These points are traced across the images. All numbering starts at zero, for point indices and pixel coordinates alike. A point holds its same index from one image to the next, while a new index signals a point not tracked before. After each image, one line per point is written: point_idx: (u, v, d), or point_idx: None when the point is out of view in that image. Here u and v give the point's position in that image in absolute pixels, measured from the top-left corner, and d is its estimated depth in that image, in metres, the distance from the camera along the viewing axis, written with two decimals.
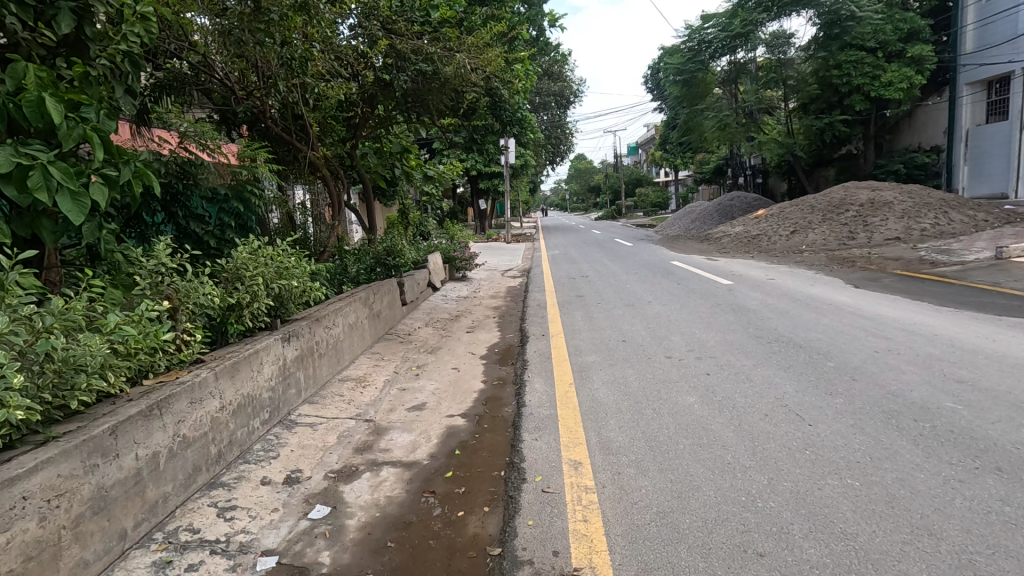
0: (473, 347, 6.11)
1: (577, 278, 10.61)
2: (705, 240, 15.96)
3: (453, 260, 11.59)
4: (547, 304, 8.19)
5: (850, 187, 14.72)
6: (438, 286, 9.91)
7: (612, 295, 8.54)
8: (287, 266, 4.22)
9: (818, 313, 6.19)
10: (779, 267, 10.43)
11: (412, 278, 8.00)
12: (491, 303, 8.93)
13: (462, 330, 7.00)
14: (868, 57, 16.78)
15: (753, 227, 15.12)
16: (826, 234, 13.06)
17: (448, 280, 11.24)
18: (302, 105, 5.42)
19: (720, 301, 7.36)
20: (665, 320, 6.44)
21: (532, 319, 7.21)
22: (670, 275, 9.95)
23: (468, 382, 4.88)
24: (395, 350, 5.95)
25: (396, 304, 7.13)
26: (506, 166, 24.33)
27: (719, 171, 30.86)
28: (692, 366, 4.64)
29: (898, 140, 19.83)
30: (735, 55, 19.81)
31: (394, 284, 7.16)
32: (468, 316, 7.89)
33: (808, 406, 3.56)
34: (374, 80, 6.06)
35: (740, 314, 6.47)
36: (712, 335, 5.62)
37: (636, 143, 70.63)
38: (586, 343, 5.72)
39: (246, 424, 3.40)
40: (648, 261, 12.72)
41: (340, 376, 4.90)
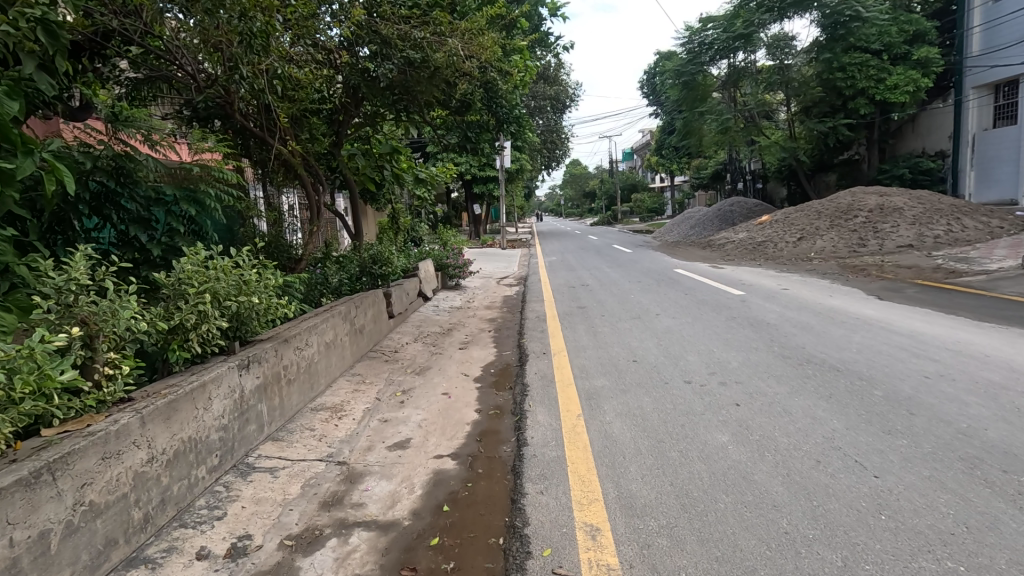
0: (466, 367, 5.49)
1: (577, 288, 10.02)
2: (707, 247, 15.42)
3: (445, 267, 10.96)
4: (546, 316, 7.59)
5: (857, 192, 14.23)
6: (429, 296, 9.29)
7: (616, 305, 7.94)
8: (249, 279, 3.60)
9: (846, 329, 5.60)
10: (790, 276, 9.89)
11: (400, 288, 7.39)
12: (485, 315, 8.30)
13: (455, 346, 6.38)
14: (872, 59, 16.36)
15: (758, 233, 14.59)
16: (835, 241, 12.54)
17: (440, 289, 10.64)
18: (271, 97, 4.77)
19: (734, 313, 6.77)
20: (678, 336, 5.84)
21: (531, 334, 6.60)
22: (676, 285, 9.35)
23: (459, 411, 4.26)
24: (378, 370, 5.31)
25: (382, 318, 6.51)
26: (501, 170, 23.80)
27: (717, 176, 30.43)
28: (718, 394, 4.04)
29: (902, 145, 19.39)
30: (735, 58, 19.43)
31: (381, 295, 6.56)
32: (461, 330, 7.26)
33: (867, 450, 2.98)
34: (356, 70, 5.31)
35: (760, 329, 5.89)
36: (734, 354, 5.02)
37: (631, 148, 70.36)
38: (593, 363, 5.11)
39: (187, 476, 2.78)
40: (650, 269, 12.17)
41: (312, 404, 4.27)
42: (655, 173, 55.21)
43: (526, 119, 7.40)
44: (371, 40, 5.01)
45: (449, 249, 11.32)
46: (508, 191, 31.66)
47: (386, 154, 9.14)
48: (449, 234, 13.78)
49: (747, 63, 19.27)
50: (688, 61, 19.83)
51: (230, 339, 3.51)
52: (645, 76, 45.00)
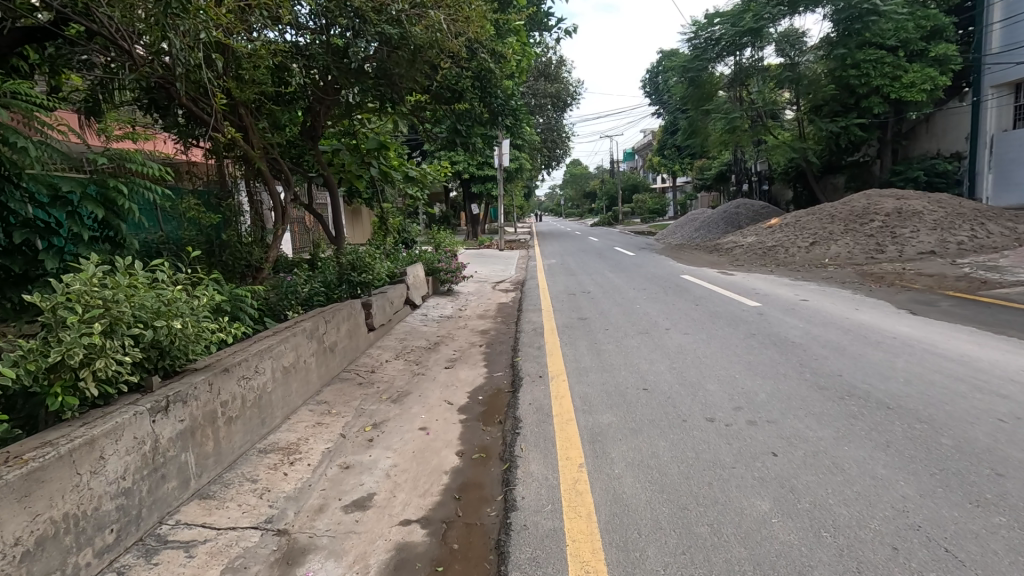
0: (452, 392, 4.79)
1: (577, 296, 9.32)
2: (714, 251, 14.73)
3: (437, 272, 10.26)
4: (543, 328, 6.89)
5: (872, 195, 13.55)
6: (418, 303, 8.60)
7: (620, 317, 7.24)
8: (171, 298, 2.89)
9: (886, 351, 4.90)
10: (807, 284, 9.19)
11: (383, 296, 6.71)
12: (478, 326, 7.60)
13: (441, 364, 5.69)
14: (888, 56, 15.66)
15: (767, 237, 13.89)
16: (850, 246, 11.85)
17: (431, 295, 9.94)
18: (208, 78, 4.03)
19: (753, 329, 6.08)
20: (692, 357, 5.15)
21: (526, 351, 5.89)
22: (685, 293, 8.67)
23: (438, 453, 3.56)
24: (349, 396, 4.61)
25: (360, 332, 5.83)
26: (499, 169, 23.10)
27: (721, 177, 29.75)
28: (750, 439, 3.34)
29: (915, 146, 18.70)
30: (742, 55, 18.75)
31: (359, 307, 5.87)
32: (450, 344, 6.56)
33: (959, 535, 2.28)
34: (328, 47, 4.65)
35: (785, 350, 5.19)
36: (760, 382, 4.32)
37: (633, 148, 69.75)
38: (596, 392, 4.41)
39: (58, 567, 2.09)
40: (655, 274, 11.51)
41: (262, 444, 3.58)
42: (657, 174, 54.51)
43: (524, 111, 6.71)
44: (341, 13, 4.33)
45: (442, 252, 10.63)
46: (507, 190, 31.03)
47: (372, 149, 8.49)
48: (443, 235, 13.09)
49: (756, 59, 18.56)
50: (693, 57, 19.17)
51: (148, 374, 2.83)
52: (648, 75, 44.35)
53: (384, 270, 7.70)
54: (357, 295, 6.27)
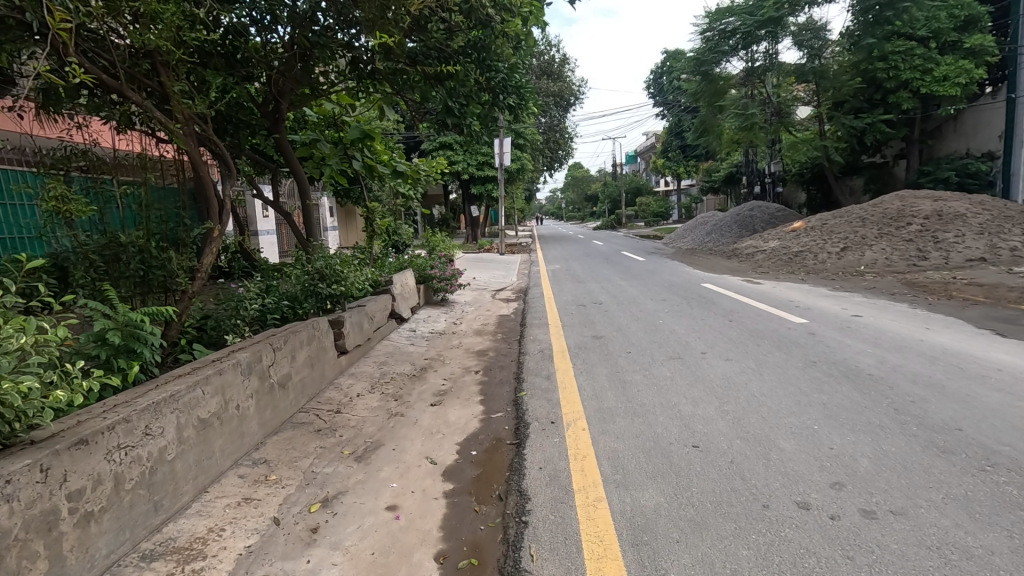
0: (435, 445, 3.63)
1: (589, 308, 8.18)
2: (733, 256, 13.59)
3: (429, 279, 9.10)
4: (552, 351, 5.75)
5: (906, 197, 12.45)
6: (405, 317, 7.47)
7: (642, 335, 6.14)
8: None
9: (1004, 392, 3.74)
10: (852, 296, 8.05)
11: (360, 311, 5.61)
12: (474, 345, 6.45)
13: (426, 400, 4.54)
14: (918, 47, 14.53)
15: (792, 242, 12.74)
16: (887, 252, 10.71)
17: (422, 306, 8.80)
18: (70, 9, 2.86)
19: (812, 354, 4.95)
20: (745, 395, 4.03)
21: (533, 383, 4.74)
22: (712, 306, 7.55)
23: (408, 559, 2.42)
24: (300, 450, 3.48)
25: (326, 356, 4.72)
26: (500, 169, 22.04)
27: (731, 179, 28.66)
28: (879, 549, 2.21)
29: (941, 146, 17.55)
30: (758, 48, 17.72)
31: (326, 325, 4.77)
32: (440, 370, 5.41)
33: None
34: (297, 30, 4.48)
35: (865, 387, 4.05)
36: (853, 438, 3.19)
37: (634, 151, 68.76)
38: (631, 451, 3.27)
39: None
40: (672, 282, 10.41)
41: (152, 543, 2.45)
42: (661, 176, 53.46)
43: (528, 91, 5.59)
44: None
45: (435, 257, 9.47)
46: (508, 191, 30.07)
47: (351, 137, 7.36)
48: (437, 238, 11.92)
49: (775, 52, 17.45)
50: (707, 50, 18.26)
51: None
52: (653, 75, 43.37)
53: (363, 278, 6.56)
54: (326, 312, 5.14)
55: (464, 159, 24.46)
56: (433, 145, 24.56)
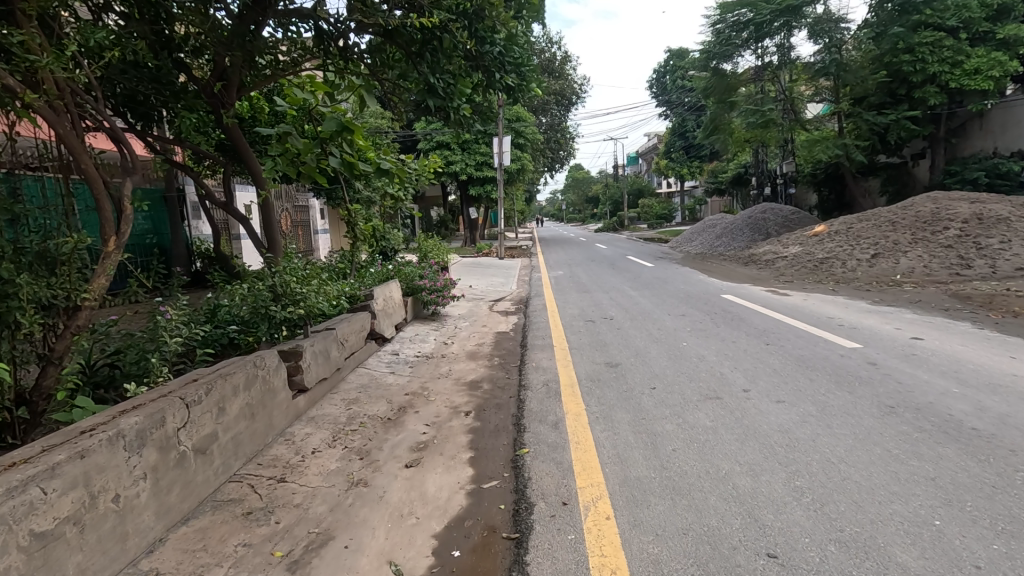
0: (403, 540, 2.64)
1: (599, 325, 7.20)
2: (750, 262, 12.62)
3: (418, 291, 8.10)
4: (560, 384, 4.76)
5: (939, 199, 11.49)
6: (387, 337, 6.49)
7: (666, 364, 5.16)
8: None
9: None
10: (899, 312, 7.06)
11: (325, 338, 4.64)
12: (466, 373, 5.46)
13: (399, 458, 3.55)
14: (947, 38, 13.57)
15: (815, 247, 11.77)
16: (925, 259, 9.71)
17: (410, 322, 7.81)
18: None
19: (886, 396, 3.96)
20: (820, 463, 3.03)
21: (537, 435, 3.75)
22: (742, 326, 6.56)
23: None
24: (212, 553, 2.48)
25: (275, 401, 3.74)
26: (500, 169, 21.05)
27: (739, 180, 27.78)
28: None
29: (965, 145, 16.53)
30: (773, 41, 16.69)
31: (276, 361, 3.79)
32: (421, 411, 4.41)
33: None
34: None
35: (980, 452, 3.04)
36: (1004, 551, 2.20)
37: (636, 151, 67.86)
38: (680, 565, 2.28)
39: None
40: (688, 293, 9.43)
41: None
42: (663, 177, 52.53)
43: (535, 71, 4.67)
44: None
45: (425, 266, 8.49)
46: (508, 193, 29.17)
47: (326, 129, 6.43)
48: (430, 244, 10.95)
49: (790, 46, 16.50)
50: (717, 43, 17.28)
51: None
52: (656, 74, 42.51)
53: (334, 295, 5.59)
54: (279, 343, 4.16)
55: (461, 160, 23.62)
56: (430, 145, 23.71)
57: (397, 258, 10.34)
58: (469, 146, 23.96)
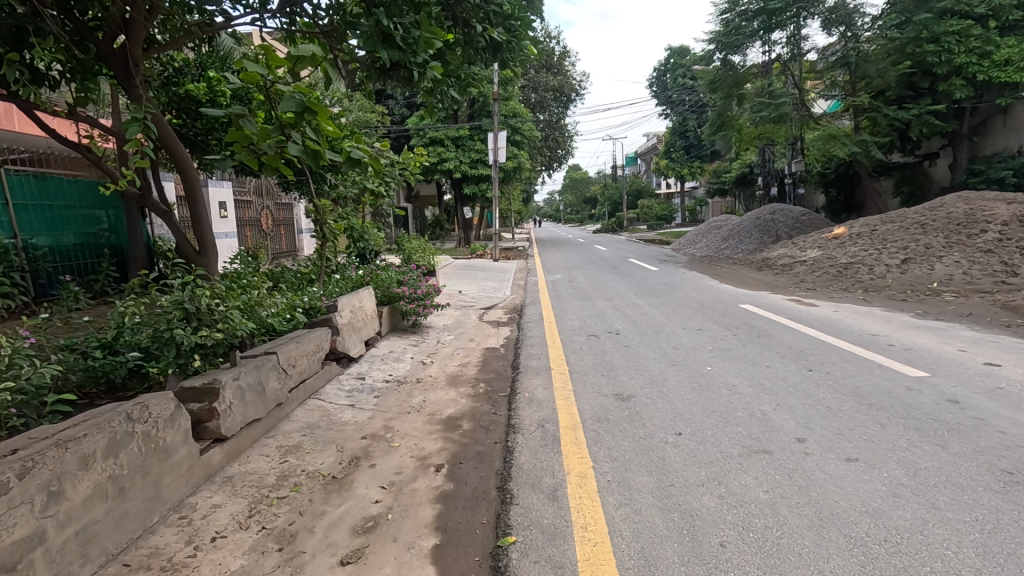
0: None
1: (603, 342, 6.20)
2: (764, 267, 11.65)
3: (395, 300, 7.04)
4: (559, 428, 3.75)
5: (972, 199, 10.53)
6: (353, 356, 5.47)
7: (691, 398, 4.15)
8: None
9: None
10: (952, 327, 6.07)
11: (257, 369, 3.60)
12: (443, 406, 4.44)
13: (335, 549, 2.53)
14: (975, 27, 12.68)
15: (836, 250, 10.80)
16: (964, 266, 8.72)
17: (385, 334, 6.80)
18: None
19: (997, 456, 2.96)
20: None
21: (529, 513, 2.73)
22: (773, 345, 5.56)
23: None
24: None
25: (168, 463, 2.71)
26: (495, 166, 20.04)
27: (743, 180, 26.90)
28: None
29: (987, 143, 15.54)
30: (785, 31, 15.81)
31: (171, 408, 2.77)
32: (378, 465, 3.38)
33: None
34: None
35: None
36: None
37: (635, 151, 67.04)
38: None
39: None
40: (702, 301, 8.44)
41: None
42: (663, 178, 51.58)
43: None
44: None
45: (406, 271, 7.47)
46: (505, 192, 28.21)
47: (282, 109, 5.45)
48: (415, 246, 9.90)
49: (803, 36, 15.70)
50: (725, 33, 16.39)
51: None
52: (657, 72, 41.68)
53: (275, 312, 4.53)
54: (181, 383, 3.14)
55: (456, 157, 22.64)
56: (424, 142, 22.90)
57: (378, 260, 9.30)
58: (464, 143, 23.07)
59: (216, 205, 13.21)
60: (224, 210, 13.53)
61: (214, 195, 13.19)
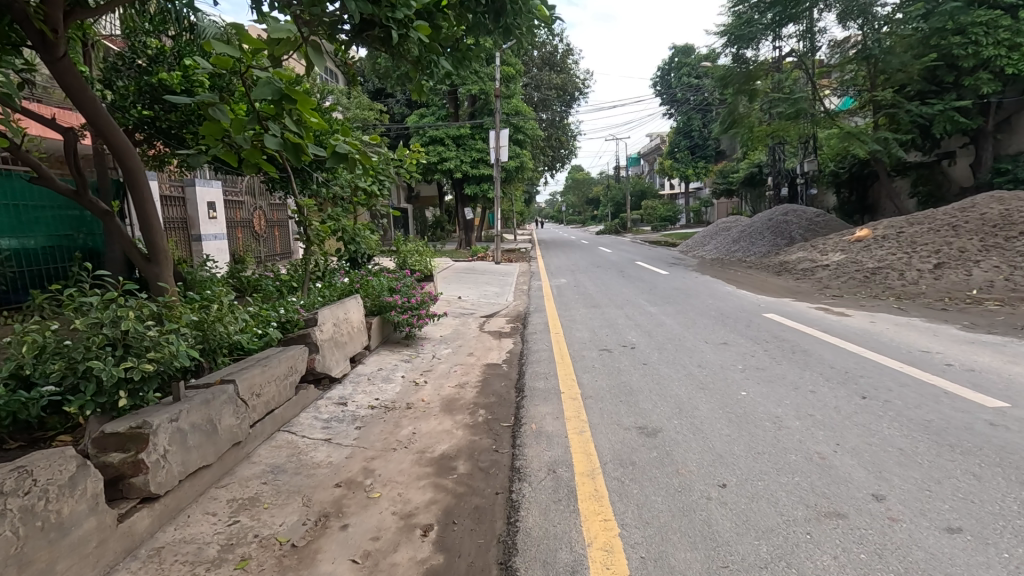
0: None
1: (617, 357, 5.53)
2: (782, 271, 10.97)
3: (386, 310, 6.38)
4: (575, 476, 3.08)
5: (1007, 200, 9.85)
6: (335, 375, 4.81)
7: (731, 435, 3.48)
8: None
9: None
10: (1012, 342, 5.39)
11: (207, 404, 2.94)
12: (435, 441, 3.77)
13: None
14: (1004, 17, 12.02)
15: (861, 254, 10.11)
16: (1006, 271, 8.03)
17: (374, 347, 6.14)
18: None
19: None
20: None
21: None
22: (813, 364, 4.88)
23: None
24: None
25: (65, 543, 2.05)
26: (496, 165, 19.39)
27: (751, 180, 26.20)
28: None
29: (1012, 141, 14.85)
30: (801, 23, 15.15)
31: (73, 469, 2.12)
32: (352, 526, 2.72)
33: None
34: None
35: None
36: None
37: (638, 150, 66.34)
38: None
39: None
40: (722, 310, 7.76)
41: None
42: (666, 178, 50.87)
43: None
44: None
45: (398, 277, 6.82)
46: (507, 193, 27.58)
47: (255, 96, 4.83)
48: (411, 249, 9.25)
49: (819, 29, 15.15)
50: (737, 25, 15.73)
51: None
52: (660, 71, 41.07)
53: (237, 330, 3.87)
54: (98, 429, 2.49)
55: (457, 156, 22.05)
56: (423, 140, 22.29)
57: (371, 265, 8.65)
58: (465, 142, 22.41)
59: (203, 204, 12.55)
60: (212, 211, 12.87)
61: (203, 194, 12.52)
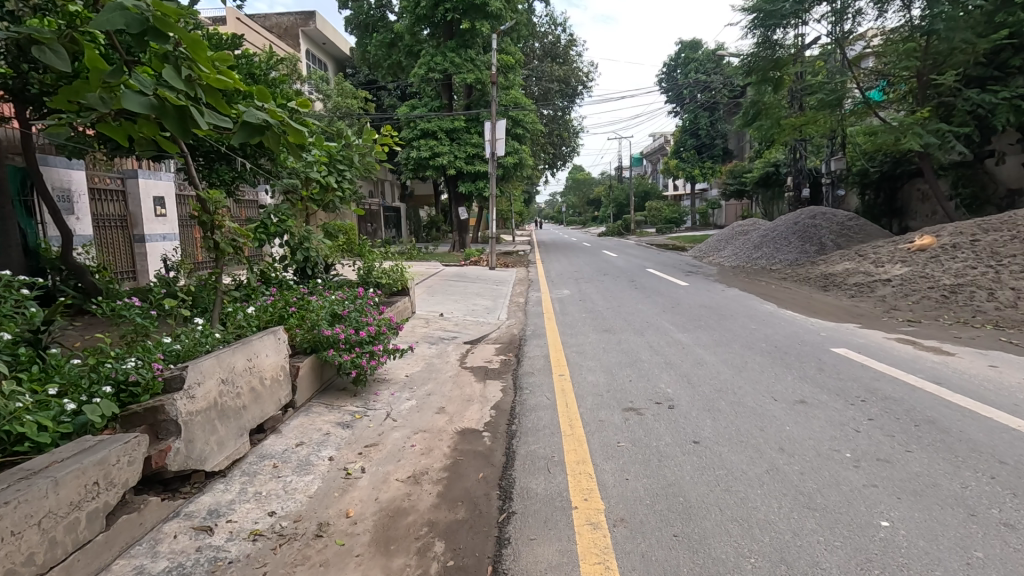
0: None
1: (652, 430, 3.71)
2: (829, 286, 9.20)
3: (322, 348, 4.58)
4: None
5: None
6: (208, 467, 3.02)
7: None
8: None
9: None
10: None
11: None
12: None
13: None
14: None
15: (929, 266, 8.34)
16: None
17: (302, 401, 4.32)
18: None
19: None
20: None
21: None
22: (966, 456, 3.10)
23: None
24: None
25: None
26: (492, 161, 17.61)
27: (767, 180, 24.43)
28: None
29: None
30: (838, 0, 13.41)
31: None
32: None
33: None
34: None
35: None
36: None
37: (640, 151, 64.56)
38: None
39: None
40: (776, 341, 5.98)
41: None
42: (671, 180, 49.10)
43: None
44: None
45: (347, 299, 5.02)
46: (504, 192, 25.80)
47: (91, 26, 2.89)
48: (379, 256, 7.46)
49: (856, 10, 13.43)
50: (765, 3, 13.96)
51: None
52: (666, 67, 39.23)
53: None
54: None
55: (450, 151, 20.22)
56: (414, 134, 20.49)
57: (326, 276, 6.85)
58: (459, 136, 20.66)
59: (147, 199, 10.71)
60: (158, 208, 11.04)
61: (147, 188, 10.69)
